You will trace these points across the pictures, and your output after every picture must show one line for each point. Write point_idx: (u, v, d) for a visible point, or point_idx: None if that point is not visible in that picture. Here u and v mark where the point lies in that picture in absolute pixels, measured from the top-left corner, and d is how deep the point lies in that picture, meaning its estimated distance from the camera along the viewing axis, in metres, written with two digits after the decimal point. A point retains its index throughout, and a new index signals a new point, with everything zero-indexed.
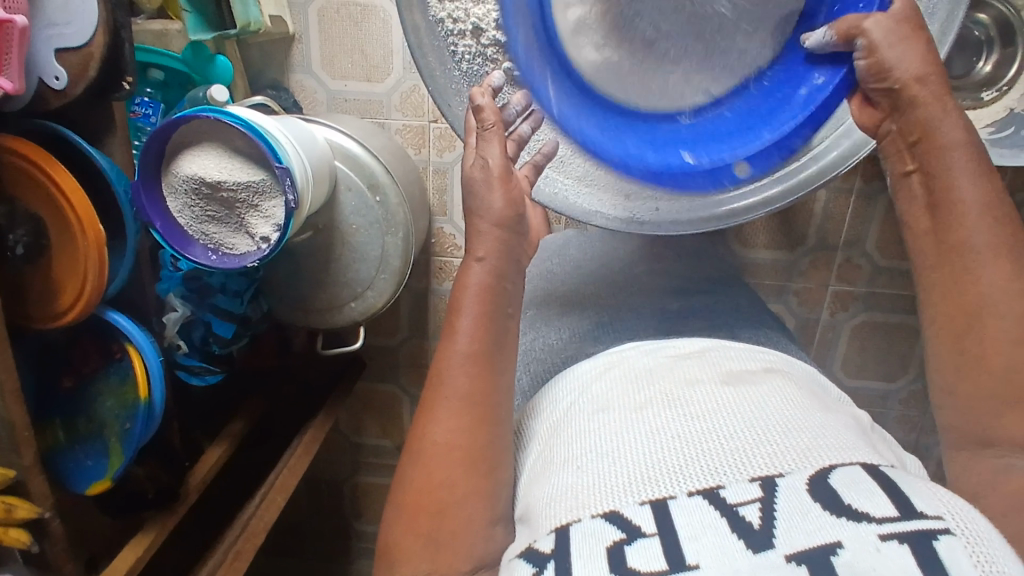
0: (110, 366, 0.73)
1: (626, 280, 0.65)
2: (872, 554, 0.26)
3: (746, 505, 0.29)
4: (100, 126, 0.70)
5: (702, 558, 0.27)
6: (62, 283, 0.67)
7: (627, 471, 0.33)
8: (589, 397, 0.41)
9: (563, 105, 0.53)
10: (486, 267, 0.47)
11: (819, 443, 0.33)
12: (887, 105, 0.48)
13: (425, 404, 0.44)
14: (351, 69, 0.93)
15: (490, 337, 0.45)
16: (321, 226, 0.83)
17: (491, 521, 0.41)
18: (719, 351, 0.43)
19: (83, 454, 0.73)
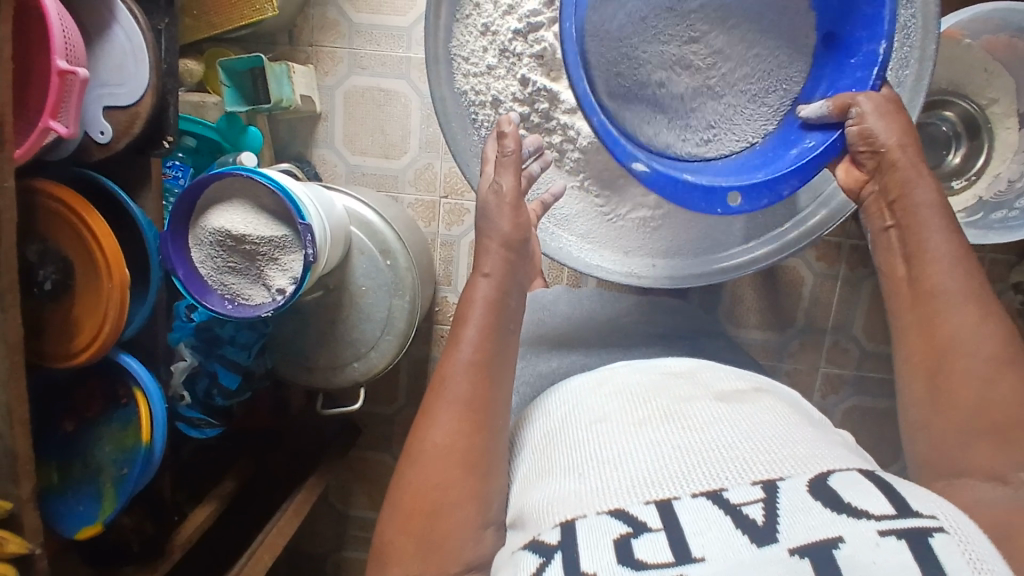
0: (113, 410, 0.74)
1: (613, 326, 0.71)
2: (873, 549, 0.28)
3: (749, 504, 0.31)
4: (135, 179, 0.75)
5: (707, 551, 0.29)
6: (82, 322, 0.69)
7: (630, 476, 0.35)
8: (589, 413, 0.43)
9: (570, 168, 0.58)
10: (492, 282, 0.50)
11: (814, 453, 0.35)
12: (872, 167, 0.53)
13: (426, 409, 0.46)
14: (370, 146, 1.00)
15: (492, 346, 0.47)
16: (332, 286, 0.86)
17: (481, 524, 0.43)
18: (708, 373, 0.46)
19: (75, 499, 0.73)
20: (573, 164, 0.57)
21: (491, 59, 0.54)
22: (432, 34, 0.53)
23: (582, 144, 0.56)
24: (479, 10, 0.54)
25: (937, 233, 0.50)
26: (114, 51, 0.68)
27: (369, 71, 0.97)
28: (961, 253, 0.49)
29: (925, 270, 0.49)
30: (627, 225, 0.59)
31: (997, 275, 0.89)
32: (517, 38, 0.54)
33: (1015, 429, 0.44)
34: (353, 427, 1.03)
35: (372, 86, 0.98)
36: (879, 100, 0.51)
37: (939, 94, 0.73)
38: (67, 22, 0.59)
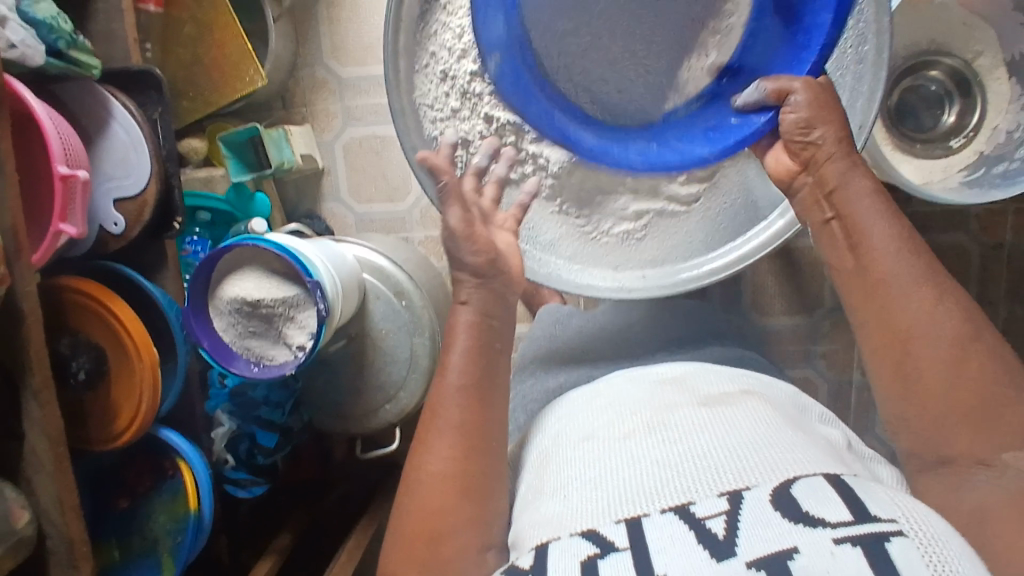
0: (162, 483, 0.77)
1: (624, 330, 0.71)
2: (828, 559, 0.28)
3: (712, 518, 0.31)
4: (153, 261, 0.79)
5: (670, 568, 0.29)
6: (119, 404, 0.73)
7: (606, 493, 0.35)
8: (576, 426, 0.44)
9: (548, 195, 0.57)
10: (471, 308, 0.52)
11: (788, 458, 0.34)
12: (805, 159, 0.52)
13: (420, 436, 0.47)
14: (375, 192, 1.02)
15: (479, 370, 0.49)
16: (354, 334, 0.89)
17: (483, 547, 0.44)
18: (700, 376, 0.45)
19: (136, 573, 0.76)
20: (550, 190, 0.57)
21: (454, 103, 0.54)
22: (394, 88, 0.53)
23: (553, 171, 0.55)
24: (436, 57, 0.54)
25: (882, 223, 0.48)
26: (115, 148, 0.72)
27: (364, 121, 1.00)
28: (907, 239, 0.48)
29: (873, 258, 0.48)
30: (612, 241, 0.59)
31: None
32: (474, 78, 0.53)
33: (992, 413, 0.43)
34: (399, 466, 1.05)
35: (369, 134, 1.01)
36: (815, 90, 0.50)
37: (924, 54, 0.71)
38: (64, 131, 0.63)
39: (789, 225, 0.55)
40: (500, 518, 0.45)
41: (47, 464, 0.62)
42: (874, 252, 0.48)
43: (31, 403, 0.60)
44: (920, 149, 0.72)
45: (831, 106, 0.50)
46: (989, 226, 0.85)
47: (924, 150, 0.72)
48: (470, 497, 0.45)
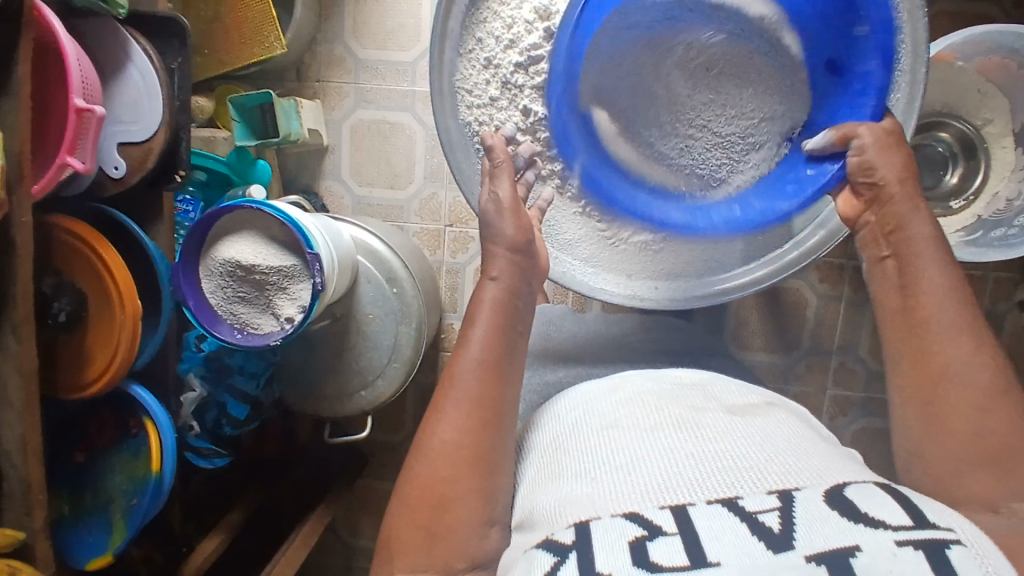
0: (125, 441, 0.74)
1: (617, 338, 0.72)
2: (890, 559, 0.28)
3: (765, 513, 0.31)
4: (148, 212, 0.76)
5: (723, 556, 0.29)
6: (95, 353, 0.70)
7: (642, 480, 0.35)
8: (598, 416, 0.44)
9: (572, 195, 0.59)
10: (500, 285, 0.51)
11: (828, 467, 0.35)
12: (870, 198, 0.54)
13: (434, 405, 0.47)
14: (376, 177, 1.02)
15: (501, 349, 0.48)
16: (339, 315, 0.87)
17: (487, 523, 0.44)
18: (720, 385, 0.46)
19: (85, 530, 0.73)
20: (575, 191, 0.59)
21: (493, 91, 0.56)
22: (436, 68, 0.55)
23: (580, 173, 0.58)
24: (482, 45, 0.55)
25: (933, 269, 0.51)
26: (128, 90, 0.70)
27: (375, 105, 1.00)
28: (957, 288, 0.50)
29: (919, 300, 0.50)
30: (629, 249, 0.60)
31: (1002, 293, 0.89)
32: (518, 70, 0.55)
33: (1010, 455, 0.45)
34: (362, 456, 1.03)
35: (379, 119, 1.00)
36: (879, 133, 0.52)
37: (934, 115, 0.75)
38: (84, 65, 0.61)
39: (822, 243, 0.57)
40: (497, 506, 0.44)
41: (16, 403, 0.59)
42: (925, 298, 0.50)
43: (9, 337, 0.57)
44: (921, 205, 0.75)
45: (896, 148, 0.52)
46: (967, 289, 0.89)
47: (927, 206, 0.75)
48: (472, 484, 0.44)
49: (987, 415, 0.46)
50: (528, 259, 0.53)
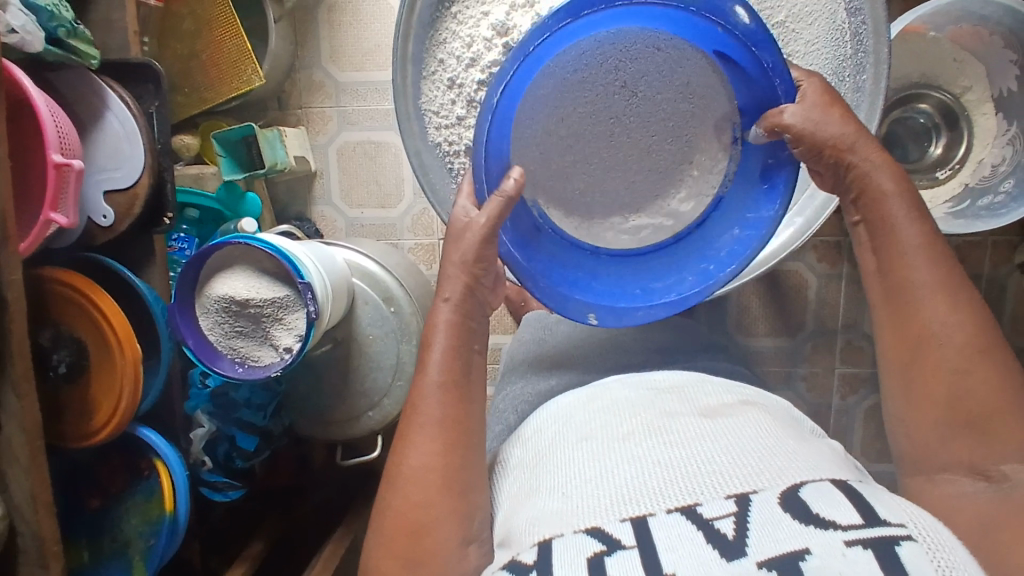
0: (137, 483, 0.76)
1: (609, 340, 0.71)
2: (840, 559, 0.29)
3: (721, 519, 0.33)
4: (140, 256, 0.78)
5: (678, 567, 0.30)
6: (99, 401, 0.71)
7: (610, 492, 0.37)
8: (576, 428, 0.45)
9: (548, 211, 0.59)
10: (452, 305, 0.50)
11: (791, 466, 0.37)
12: (832, 170, 0.52)
13: (404, 434, 0.48)
14: (367, 198, 1.02)
15: (458, 368, 0.49)
16: (340, 338, 0.88)
17: (465, 540, 0.44)
18: (697, 387, 0.48)
19: (106, 574, 0.74)
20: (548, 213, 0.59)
21: (459, 110, 0.56)
22: (400, 93, 0.56)
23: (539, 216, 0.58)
24: (444, 65, 0.56)
25: (911, 230, 0.50)
26: (108, 139, 0.71)
27: (360, 126, 1.00)
28: (934, 245, 0.49)
29: (896, 264, 0.50)
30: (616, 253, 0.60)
31: (1003, 256, 0.88)
32: (480, 88, 0.55)
33: (990, 424, 0.46)
34: (379, 474, 1.04)
35: (363, 139, 1.01)
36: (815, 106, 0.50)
37: (914, 87, 0.74)
38: (60, 118, 0.62)
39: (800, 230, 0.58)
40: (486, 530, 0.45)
41: (23, 458, 0.60)
42: (902, 258, 0.50)
43: (9, 394, 0.59)
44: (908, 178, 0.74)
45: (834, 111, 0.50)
46: (968, 256, 0.88)
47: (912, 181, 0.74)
48: (463, 509, 0.44)
49: (964, 377, 0.47)
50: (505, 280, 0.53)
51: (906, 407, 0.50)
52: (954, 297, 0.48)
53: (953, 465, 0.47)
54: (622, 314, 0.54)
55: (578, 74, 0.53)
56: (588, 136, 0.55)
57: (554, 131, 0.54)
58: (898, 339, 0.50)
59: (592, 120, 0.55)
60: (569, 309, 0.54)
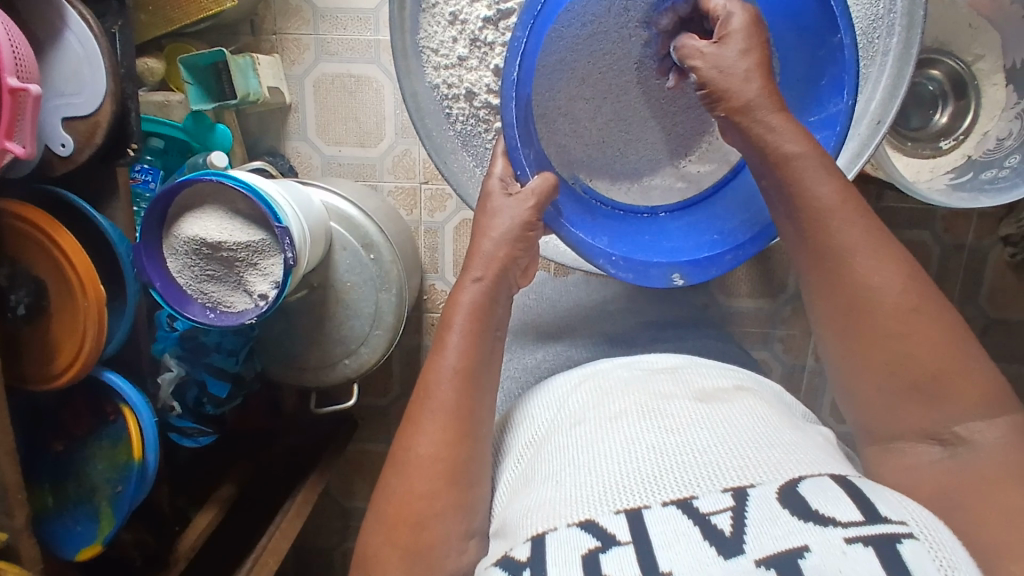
0: (103, 429, 0.73)
1: (594, 310, 0.72)
2: (840, 557, 0.29)
3: (718, 514, 0.32)
4: (102, 191, 0.72)
5: (675, 566, 0.30)
6: (60, 343, 0.67)
7: (601, 479, 0.36)
8: (571, 420, 0.45)
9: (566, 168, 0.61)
10: (482, 286, 0.51)
11: (788, 458, 0.36)
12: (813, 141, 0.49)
13: (411, 419, 0.46)
14: (345, 135, 0.97)
15: (478, 356, 0.48)
16: (315, 284, 0.84)
17: (465, 535, 0.43)
18: (693, 375, 0.48)
19: (71, 519, 0.72)
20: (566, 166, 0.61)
21: (461, 49, 0.54)
22: (397, 27, 0.53)
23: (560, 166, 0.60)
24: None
25: (821, 189, 0.46)
26: (68, 60, 0.65)
27: (338, 57, 0.94)
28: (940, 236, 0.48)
29: None
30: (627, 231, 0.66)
31: (986, 228, 0.88)
32: (487, 26, 0.53)
33: None
34: (351, 421, 1.03)
35: (343, 72, 0.94)
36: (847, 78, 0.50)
37: (926, 53, 0.73)
38: (14, 35, 0.56)
39: None
40: (476, 510, 0.44)
41: None
42: None
43: None
44: (911, 147, 0.74)
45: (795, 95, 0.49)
46: (953, 227, 0.88)
47: (913, 149, 0.74)
48: (457, 495, 0.43)
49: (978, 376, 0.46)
50: (509, 250, 0.52)
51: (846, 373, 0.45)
52: (874, 250, 0.45)
53: (907, 433, 0.43)
54: (704, 265, 0.58)
55: (593, 30, 0.57)
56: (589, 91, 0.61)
57: (583, 84, 0.60)
58: (833, 306, 0.45)
59: (593, 79, 0.60)
60: (652, 275, 0.58)
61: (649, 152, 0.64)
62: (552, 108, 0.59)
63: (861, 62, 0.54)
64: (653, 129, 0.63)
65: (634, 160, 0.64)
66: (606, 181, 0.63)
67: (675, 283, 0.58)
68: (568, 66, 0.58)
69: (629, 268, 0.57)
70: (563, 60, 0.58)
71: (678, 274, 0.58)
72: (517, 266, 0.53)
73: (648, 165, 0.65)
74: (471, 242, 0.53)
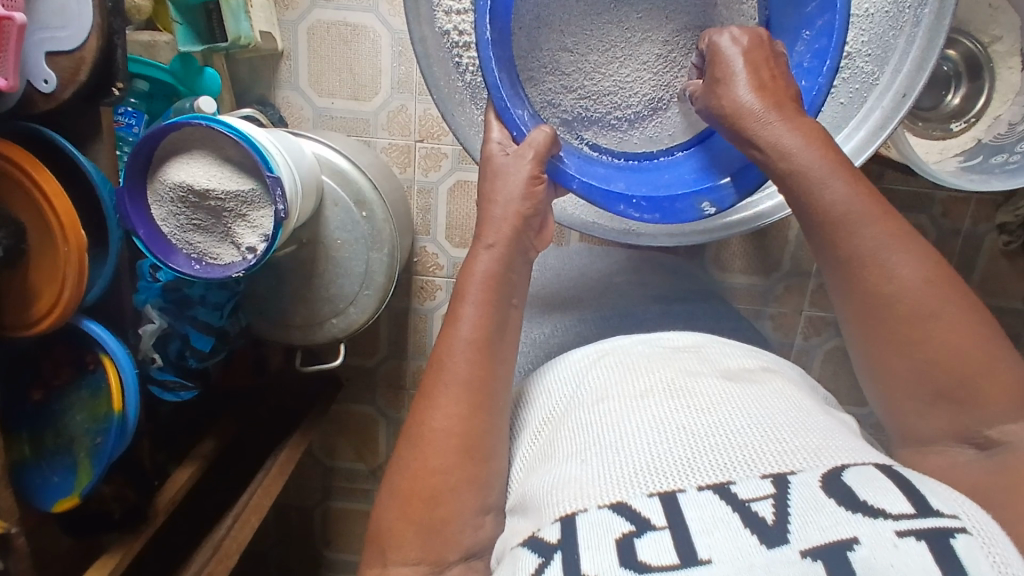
0: (83, 379, 0.70)
1: (603, 285, 0.73)
2: (890, 549, 0.32)
3: (758, 501, 0.35)
4: (85, 131, 0.68)
5: (714, 554, 0.33)
6: (39, 289, 0.64)
7: (637, 464, 0.40)
8: (610, 402, 0.48)
9: (566, 127, 0.62)
10: (492, 254, 0.53)
11: (823, 447, 0.40)
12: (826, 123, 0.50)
13: (426, 394, 0.49)
14: (338, 87, 0.93)
15: (491, 325, 0.51)
16: (305, 240, 0.82)
17: (482, 510, 0.47)
18: (712, 364, 0.52)
19: (49, 470, 0.70)
20: (565, 126, 0.62)
21: None
22: None
23: (558, 128, 0.61)
24: None
25: (830, 188, 0.47)
26: None
27: (335, 3, 0.90)
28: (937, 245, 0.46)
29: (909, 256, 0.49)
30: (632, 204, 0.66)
31: (983, 215, 0.88)
32: None
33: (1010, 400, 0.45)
34: (336, 381, 1.01)
35: (338, 20, 0.91)
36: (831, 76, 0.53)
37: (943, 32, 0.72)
38: None
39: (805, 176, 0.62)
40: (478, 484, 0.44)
41: None
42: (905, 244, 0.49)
43: None
44: (921, 128, 0.74)
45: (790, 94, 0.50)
46: (951, 211, 0.88)
47: (923, 129, 0.74)
48: (471, 472, 0.47)
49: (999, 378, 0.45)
50: (517, 210, 0.54)
51: (876, 369, 0.47)
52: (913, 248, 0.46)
53: (940, 436, 0.45)
54: (731, 187, 0.56)
55: None
56: (573, 42, 0.60)
57: (565, 37, 0.59)
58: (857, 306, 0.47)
59: (575, 28, 0.59)
60: (679, 210, 0.57)
61: (653, 94, 0.62)
62: (538, 68, 0.60)
63: (890, 32, 0.52)
64: (650, 67, 0.61)
65: (638, 104, 0.62)
66: (614, 135, 0.63)
67: (707, 211, 0.56)
68: (543, 22, 0.59)
69: (652, 207, 0.57)
70: (537, 15, 0.58)
71: (706, 204, 0.57)
72: (529, 228, 0.55)
73: (655, 108, 0.63)
74: (481, 209, 0.56)
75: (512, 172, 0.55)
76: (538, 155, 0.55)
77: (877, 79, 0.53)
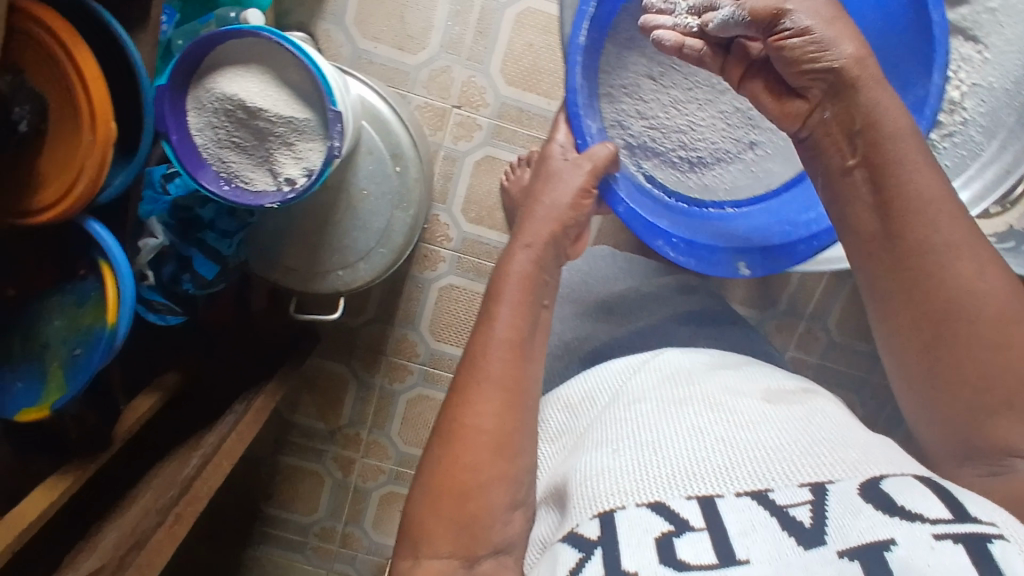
0: (68, 285, 0.64)
1: (634, 293, 0.74)
2: (928, 551, 0.31)
3: (795, 507, 0.35)
4: (125, 17, 0.62)
5: (752, 554, 0.33)
6: (47, 177, 0.58)
7: (674, 465, 0.40)
8: (650, 408, 0.48)
9: (629, 151, 0.65)
10: (528, 254, 0.54)
11: (861, 460, 0.39)
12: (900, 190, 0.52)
13: (461, 390, 0.47)
14: (384, 32, 0.89)
15: (526, 323, 0.50)
16: (330, 185, 0.78)
17: (513, 507, 0.46)
18: (757, 384, 0.53)
19: (12, 376, 0.63)
20: (629, 150, 0.65)
21: None
22: None
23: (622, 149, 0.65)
24: None
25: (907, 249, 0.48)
26: None
27: None
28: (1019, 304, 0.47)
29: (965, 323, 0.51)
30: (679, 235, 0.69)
31: None
32: None
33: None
34: (313, 334, 0.97)
35: None
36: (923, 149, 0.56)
37: None
38: None
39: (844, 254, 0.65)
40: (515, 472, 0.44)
41: None
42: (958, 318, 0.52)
43: None
44: None
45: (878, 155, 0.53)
46: None
47: None
48: (504, 469, 0.46)
49: None
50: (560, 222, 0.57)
51: (934, 392, 0.48)
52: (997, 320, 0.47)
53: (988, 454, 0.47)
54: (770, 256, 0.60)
55: None
56: (659, 74, 0.64)
57: (651, 65, 0.63)
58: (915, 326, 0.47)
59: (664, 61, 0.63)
60: (715, 262, 0.61)
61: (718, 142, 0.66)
62: (618, 86, 0.63)
63: (1003, 112, 0.64)
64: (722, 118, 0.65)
65: (702, 149, 0.66)
66: (672, 171, 0.67)
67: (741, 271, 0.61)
68: (636, 45, 0.62)
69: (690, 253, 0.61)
70: (632, 43, 0.62)
71: (743, 264, 0.61)
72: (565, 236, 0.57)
73: (714, 157, 0.67)
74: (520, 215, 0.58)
75: (565, 178, 0.58)
76: (595, 169, 0.58)
77: (981, 151, 0.65)
